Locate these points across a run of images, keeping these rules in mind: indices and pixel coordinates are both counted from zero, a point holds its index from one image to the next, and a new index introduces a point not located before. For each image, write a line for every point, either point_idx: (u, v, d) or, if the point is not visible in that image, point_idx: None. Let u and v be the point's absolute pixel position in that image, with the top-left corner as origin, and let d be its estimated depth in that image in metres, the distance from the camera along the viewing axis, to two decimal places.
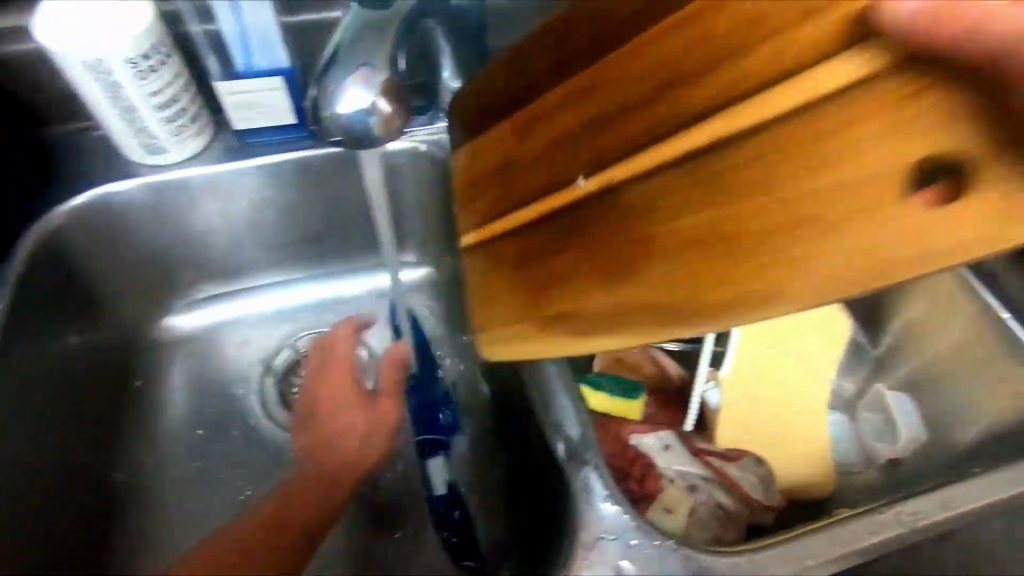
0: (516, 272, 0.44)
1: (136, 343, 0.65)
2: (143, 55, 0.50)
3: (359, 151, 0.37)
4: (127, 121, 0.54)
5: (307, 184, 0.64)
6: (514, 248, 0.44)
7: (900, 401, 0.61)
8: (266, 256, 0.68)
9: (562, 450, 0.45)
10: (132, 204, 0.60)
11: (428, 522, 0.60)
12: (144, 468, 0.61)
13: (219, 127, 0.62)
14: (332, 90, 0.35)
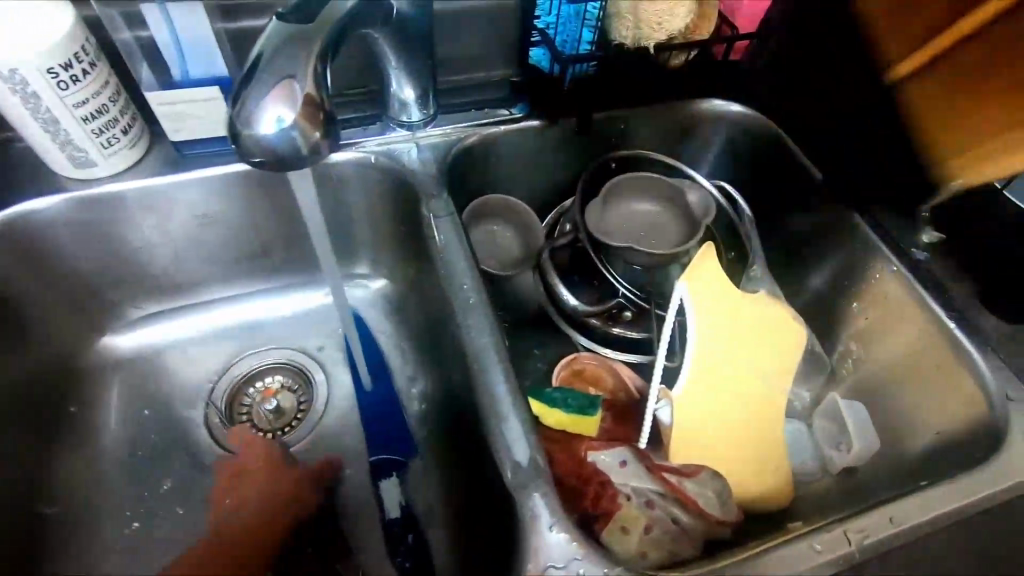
0: (858, 150, 0.64)
1: (70, 366, 0.62)
2: (65, 64, 0.47)
3: (283, 169, 0.35)
4: (51, 134, 0.51)
5: (251, 197, 0.62)
6: (870, 130, 0.63)
7: (854, 409, 0.61)
8: (212, 271, 0.66)
9: (510, 476, 0.45)
10: (59, 221, 0.56)
11: (381, 549, 0.57)
12: (77, 500, 0.57)
13: (156, 138, 0.60)
14: (250, 108, 0.33)
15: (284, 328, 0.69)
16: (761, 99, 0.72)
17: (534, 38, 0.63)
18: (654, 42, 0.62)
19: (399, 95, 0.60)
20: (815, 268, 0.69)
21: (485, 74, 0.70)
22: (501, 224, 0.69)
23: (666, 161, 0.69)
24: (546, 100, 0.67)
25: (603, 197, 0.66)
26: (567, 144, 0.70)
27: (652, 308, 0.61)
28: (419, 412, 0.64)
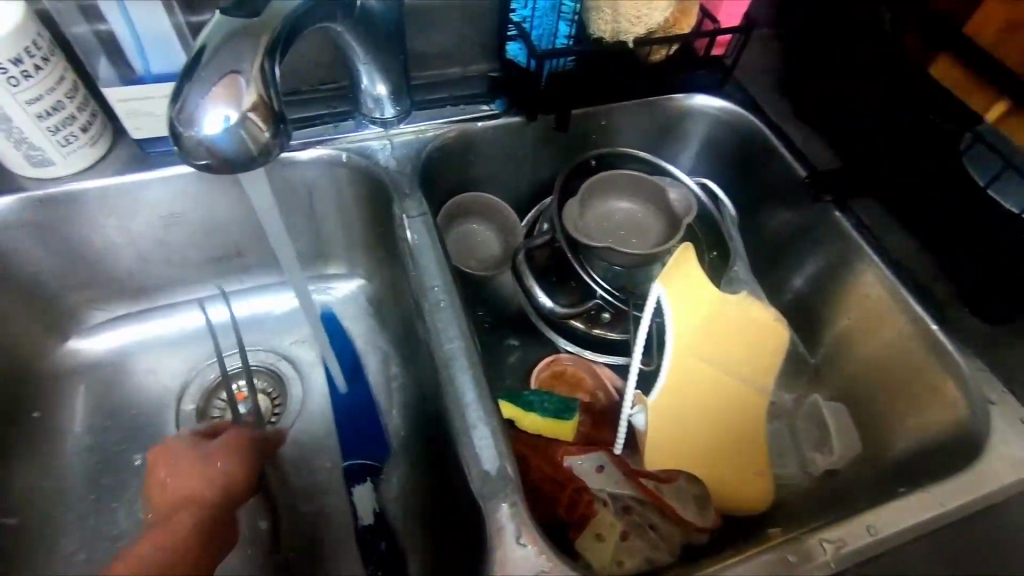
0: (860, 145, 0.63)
1: (32, 371, 0.60)
2: (15, 59, 0.45)
3: (231, 170, 0.34)
4: (4, 132, 0.49)
5: (219, 197, 0.60)
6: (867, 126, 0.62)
7: (836, 411, 0.61)
8: (179, 273, 0.64)
9: (477, 485, 0.43)
10: (15, 222, 0.54)
11: (354, 556, 0.56)
12: (39, 507, 0.56)
13: (119, 135, 0.58)
14: (192, 106, 0.31)
15: (256, 330, 0.67)
16: (744, 94, 0.71)
17: (511, 32, 0.61)
18: (633, 36, 0.60)
19: (372, 91, 0.59)
20: (798, 267, 0.68)
21: (461, 69, 0.69)
22: (479, 222, 0.68)
23: (646, 158, 0.67)
24: (522, 98, 0.65)
25: (581, 196, 0.64)
26: (547, 141, 0.69)
27: (630, 310, 0.60)
28: (394, 417, 0.63)
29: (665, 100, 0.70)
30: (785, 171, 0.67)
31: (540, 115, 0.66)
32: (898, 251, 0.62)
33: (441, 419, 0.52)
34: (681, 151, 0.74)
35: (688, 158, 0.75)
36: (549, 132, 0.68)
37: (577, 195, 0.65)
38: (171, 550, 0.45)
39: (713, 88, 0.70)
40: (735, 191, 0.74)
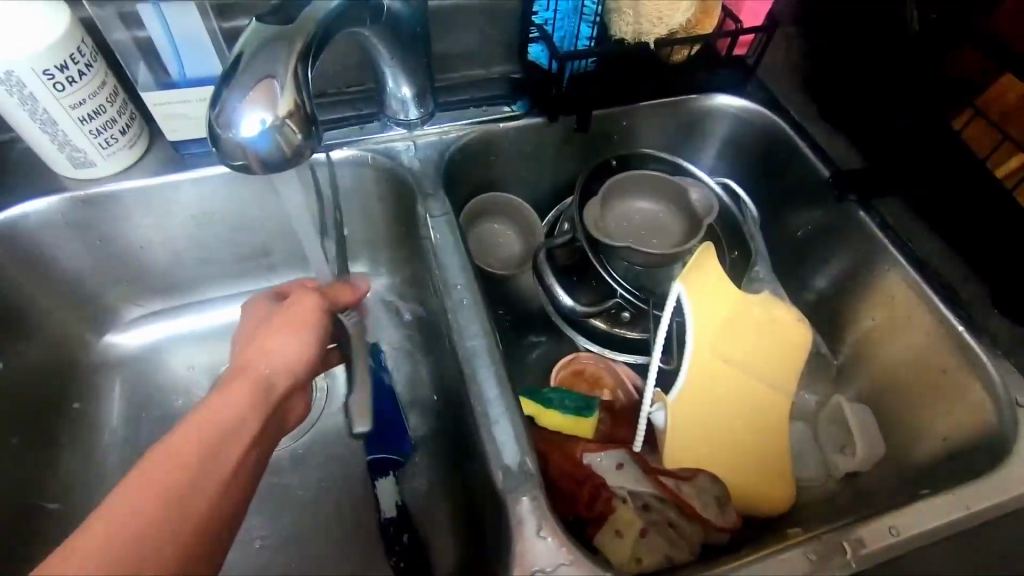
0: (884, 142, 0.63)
1: (72, 364, 0.63)
2: (61, 65, 0.48)
3: (263, 170, 0.35)
4: (49, 134, 0.51)
5: (249, 195, 0.62)
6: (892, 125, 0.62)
7: (858, 412, 0.60)
8: (211, 270, 0.67)
9: (500, 479, 0.44)
10: (58, 221, 0.57)
11: (378, 548, 0.58)
12: (80, 495, 0.58)
13: (155, 138, 0.60)
14: (229, 109, 0.33)
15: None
16: (766, 94, 0.71)
17: (533, 34, 0.62)
18: (654, 37, 0.61)
19: (397, 93, 0.60)
20: (821, 267, 0.68)
21: (484, 70, 0.70)
22: (501, 223, 0.69)
23: (667, 159, 0.68)
24: (544, 100, 0.66)
25: (602, 196, 0.65)
26: (568, 142, 0.70)
27: (650, 309, 0.60)
28: (418, 413, 0.64)
29: (686, 100, 0.70)
30: (808, 171, 0.66)
31: (562, 116, 0.67)
32: (925, 251, 0.61)
33: (464, 414, 0.53)
34: (702, 151, 0.74)
35: (709, 158, 0.75)
36: (570, 132, 0.68)
37: (599, 194, 0.65)
38: (235, 418, 0.41)
39: (736, 87, 0.70)
40: (757, 191, 0.74)
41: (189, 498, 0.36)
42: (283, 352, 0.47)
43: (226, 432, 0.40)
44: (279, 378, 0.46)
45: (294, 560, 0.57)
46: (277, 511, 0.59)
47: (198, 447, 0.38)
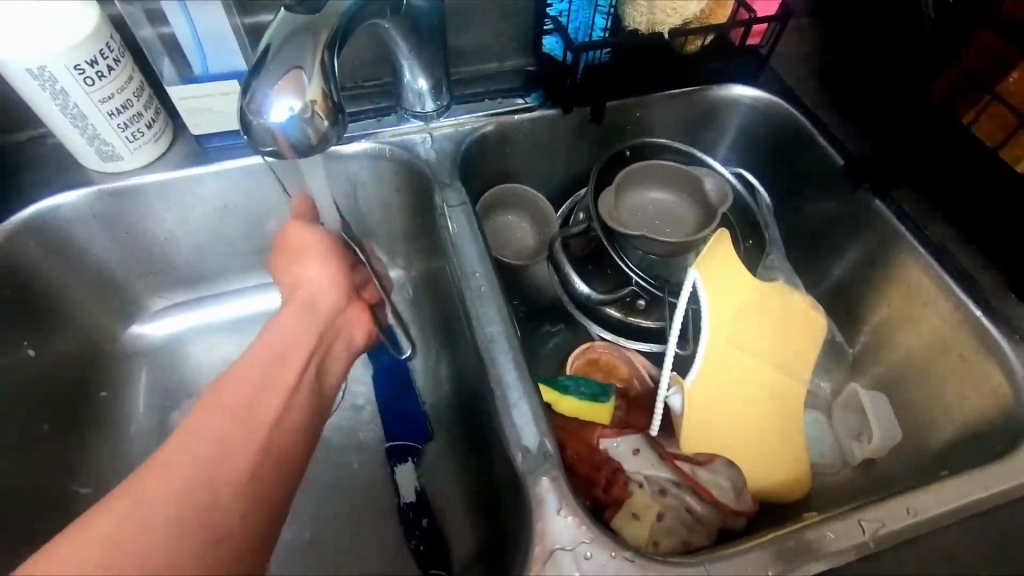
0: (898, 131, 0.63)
1: (100, 354, 0.65)
2: (91, 60, 0.49)
3: (290, 155, 0.36)
4: (79, 128, 0.53)
5: (270, 187, 0.63)
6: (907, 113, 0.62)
7: (875, 399, 0.60)
8: (231, 262, 0.68)
9: (520, 462, 0.45)
10: (86, 213, 0.58)
11: (398, 533, 0.59)
12: (109, 480, 0.60)
13: (179, 132, 0.61)
14: (259, 96, 0.34)
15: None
16: (780, 84, 0.71)
17: (547, 26, 0.63)
18: (668, 28, 0.61)
19: (414, 86, 0.61)
20: (836, 256, 0.68)
21: (497, 64, 0.70)
22: (515, 214, 0.70)
23: (681, 148, 0.68)
24: (558, 92, 0.67)
25: (616, 186, 0.65)
26: (582, 133, 0.70)
27: (665, 297, 0.60)
28: (436, 401, 0.65)
29: (699, 91, 0.70)
30: (823, 160, 0.66)
31: (575, 107, 0.67)
32: (943, 238, 0.61)
33: (482, 398, 0.54)
34: (715, 142, 0.75)
35: (723, 149, 0.75)
36: (584, 123, 0.69)
37: (613, 183, 0.66)
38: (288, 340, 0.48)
39: (749, 78, 0.70)
40: (771, 181, 0.74)
41: (258, 399, 0.42)
42: (310, 277, 0.55)
43: (282, 349, 0.47)
44: (320, 298, 0.54)
45: (316, 544, 0.58)
46: (300, 497, 0.60)
47: (263, 364, 0.44)
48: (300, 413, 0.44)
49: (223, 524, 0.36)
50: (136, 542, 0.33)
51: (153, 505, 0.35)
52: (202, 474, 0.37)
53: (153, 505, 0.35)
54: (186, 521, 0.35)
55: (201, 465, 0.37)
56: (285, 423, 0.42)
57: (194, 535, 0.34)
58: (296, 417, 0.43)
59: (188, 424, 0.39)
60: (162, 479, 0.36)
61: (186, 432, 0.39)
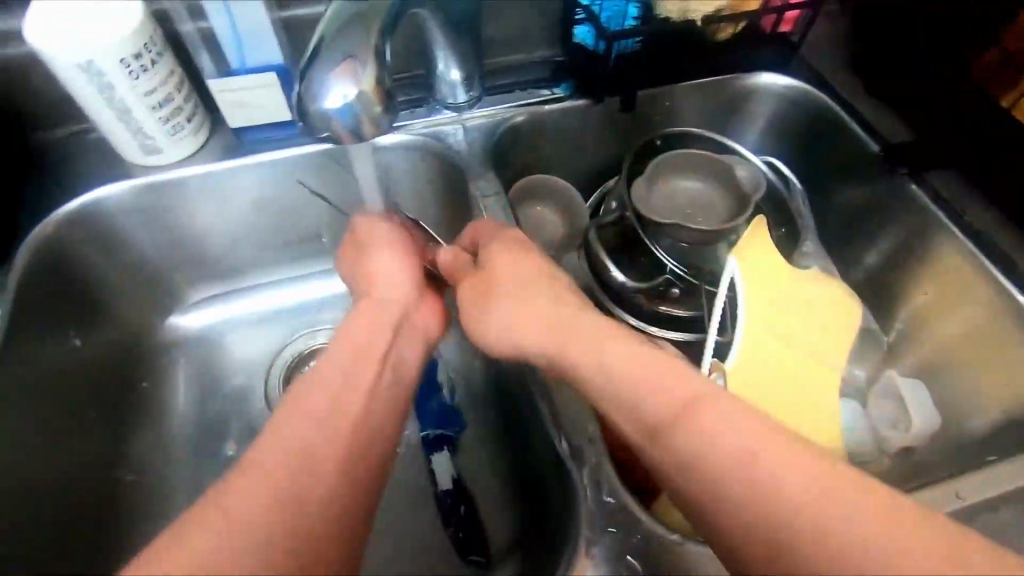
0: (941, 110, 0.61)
1: (140, 345, 0.66)
2: (136, 55, 0.50)
3: (345, 140, 0.37)
4: (123, 122, 0.54)
5: (305, 180, 0.64)
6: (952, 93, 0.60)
7: (913, 388, 0.60)
8: (266, 255, 0.69)
9: (565, 448, 0.46)
10: (128, 206, 0.60)
11: (435, 520, 0.59)
12: (152, 468, 0.61)
13: (216, 125, 0.62)
14: (315, 81, 0.34)
15: (330, 308, 0.71)
16: (811, 72, 0.70)
17: (579, 15, 0.63)
18: (701, 14, 0.62)
19: (447, 76, 0.61)
20: (869, 243, 0.68)
21: (527, 54, 0.70)
22: (543, 204, 0.70)
23: (714, 137, 0.68)
24: (588, 82, 0.67)
25: (648, 175, 0.65)
26: (612, 123, 0.70)
27: (702, 285, 0.61)
28: (470, 392, 0.66)
29: (730, 79, 0.70)
30: (857, 147, 0.66)
31: (606, 97, 0.67)
32: (982, 224, 0.60)
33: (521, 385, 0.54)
34: (745, 131, 0.74)
35: (753, 138, 0.75)
36: (615, 113, 0.69)
37: (644, 173, 0.66)
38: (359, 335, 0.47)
39: (780, 65, 0.70)
40: (802, 169, 0.73)
41: (352, 398, 0.42)
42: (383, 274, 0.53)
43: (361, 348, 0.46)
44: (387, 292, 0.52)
45: None
46: None
47: (338, 367, 0.43)
48: (389, 409, 0.43)
49: (313, 543, 0.34)
50: (244, 536, 0.33)
51: (259, 499, 0.34)
52: (302, 471, 0.36)
53: (256, 497, 0.34)
54: (275, 543, 0.33)
55: (302, 464, 0.36)
56: (378, 420, 0.42)
57: (297, 546, 0.34)
58: (389, 417, 0.43)
59: (283, 418, 0.39)
60: (249, 497, 0.34)
61: (285, 427, 0.38)
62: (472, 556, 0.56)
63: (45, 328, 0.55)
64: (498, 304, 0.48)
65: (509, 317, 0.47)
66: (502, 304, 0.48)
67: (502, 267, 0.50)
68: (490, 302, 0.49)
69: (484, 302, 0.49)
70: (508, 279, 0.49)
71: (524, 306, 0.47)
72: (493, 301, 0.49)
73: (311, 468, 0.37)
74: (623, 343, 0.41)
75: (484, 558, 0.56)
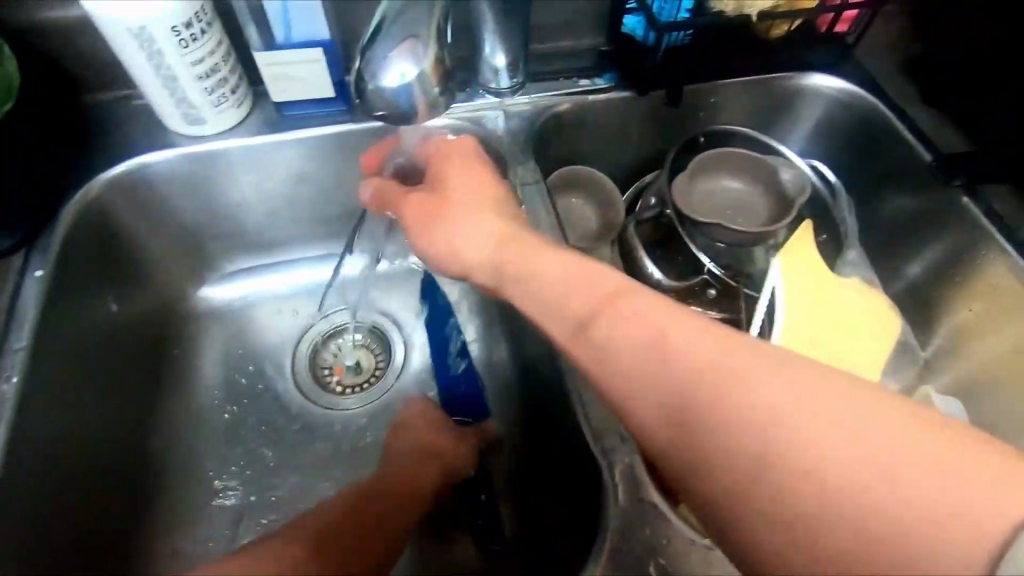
0: None
1: (174, 312, 0.67)
2: (187, 23, 0.50)
3: (397, 124, 0.39)
4: (168, 90, 0.54)
5: (342, 158, 0.64)
6: None
7: (949, 402, 0.58)
8: (301, 231, 0.69)
9: (597, 443, 0.46)
10: (167, 175, 0.60)
11: (453, 507, 0.60)
12: (180, 433, 0.62)
13: (259, 98, 0.62)
14: (377, 60, 0.35)
15: (398, 300, 0.71)
16: (865, 74, 0.68)
17: (631, 4, 0.62)
18: (757, 9, 0.59)
19: (492, 61, 0.60)
20: (913, 255, 0.66)
21: (572, 42, 0.69)
22: (580, 196, 0.68)
23: (759, 138, 0.66)
24: (635, 73, 0.66)
25: (690, 172, 0.65)
26: (655, 117, 0.69)
27: (741, 288, 0.61)
28: (489, 384, 0.66)
29: (775, 79, 0.68)
30: (908, 156, 0.64)
31: (651, 91, 0.66)
32: None
33: (553, 380, 0.54)
34: (791, 132, 0.73)
35: (799, 140, 0.73)
36: (660, 107, 0.68)
37: (686, 170, 0.65)
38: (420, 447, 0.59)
39: (833, 65, 0.68)
40: (849, 173, 0.71)
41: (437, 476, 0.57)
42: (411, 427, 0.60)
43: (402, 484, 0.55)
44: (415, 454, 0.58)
45: None
46: (363, 461, 0.62)
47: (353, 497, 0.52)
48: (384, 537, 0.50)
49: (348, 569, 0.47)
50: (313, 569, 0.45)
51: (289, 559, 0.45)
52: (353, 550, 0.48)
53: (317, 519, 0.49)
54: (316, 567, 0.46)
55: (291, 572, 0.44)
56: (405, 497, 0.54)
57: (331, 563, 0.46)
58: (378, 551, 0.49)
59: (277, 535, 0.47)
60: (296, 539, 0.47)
61: None
62: (489, 544, 0.58)
63: (86, 292, 0.56)
64: (619, 315, 0.37)
65: (630, 351, 0.35)
66: (626, 308, 0.37)
67: (685, 330, 0.35)
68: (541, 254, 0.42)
69: (431, 229, 0.49)
70: (555, 267, 0.41)
71: (605, 298, 0.38)
72: (572, 284, 0.39)
73: (343, 535, 0.49)
74: (769, 367, 0.32)
75: (501, 546, 0.58)
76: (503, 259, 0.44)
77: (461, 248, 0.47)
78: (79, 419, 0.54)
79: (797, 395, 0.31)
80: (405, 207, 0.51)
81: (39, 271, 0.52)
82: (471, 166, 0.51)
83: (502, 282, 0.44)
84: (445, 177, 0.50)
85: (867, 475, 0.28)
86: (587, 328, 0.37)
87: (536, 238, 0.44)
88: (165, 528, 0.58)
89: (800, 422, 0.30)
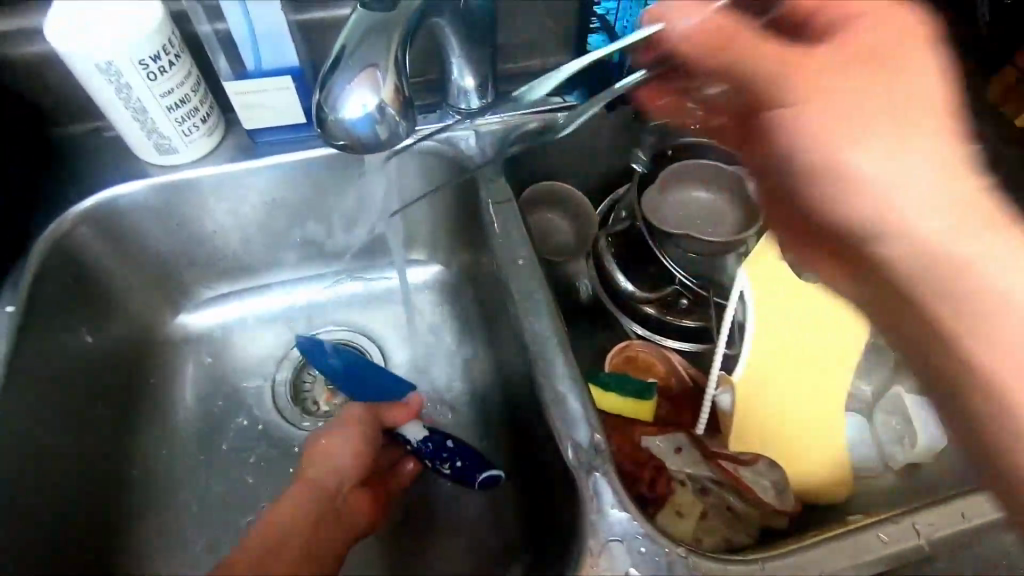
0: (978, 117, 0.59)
1: (151, 341, 0.66)
2: (154, 56, 0.50)
3: (359, 152, 0.39)
4: (139, 122, 0.54)
5: (315, 182, 0.64)
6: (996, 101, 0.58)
7: (922, 409, 0.56)
8: (278, 254, 0.69)
9: (572, 455, 0.46)
10: (139, 205, 0.60)
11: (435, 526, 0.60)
12: (157, 463, 0.62)
13: (231, 126, 0.63)
14: (337, 92, 0.36)
15: (378, 321, 0.71)
16: None
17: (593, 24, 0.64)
18: None
19: (461, 82, 0.60)
20: None
21: (542, 61, 0.70)
22: (554, 211, 0.69)
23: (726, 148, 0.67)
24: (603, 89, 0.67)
25: (659, 185, 0.66)
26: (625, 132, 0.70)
27: (711, 297, 0.62)
28: (469, 401, 0.66)
29: None
30: None
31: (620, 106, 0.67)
32: None
33: (530, 394, 0.54)
34: None
35: None
36: (629, 122, 0.69)
37: (655, 183, 0.66)
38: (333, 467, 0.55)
39: None
40: None
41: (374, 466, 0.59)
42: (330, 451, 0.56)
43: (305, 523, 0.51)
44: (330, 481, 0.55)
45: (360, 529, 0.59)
46: None
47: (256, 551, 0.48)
48: None
49: None
50: None
51: None
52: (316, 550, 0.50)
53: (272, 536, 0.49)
54: None
55: None
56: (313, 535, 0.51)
57: None
58: None
59: None
60: None
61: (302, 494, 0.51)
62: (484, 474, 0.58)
63: (57, 325, 0.56)
64: (899, 200, 0.36)
65: (920, 197, 0.35)
66: (913, 150, 0.36)
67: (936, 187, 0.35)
68: (908, 151, 0.36)
69: (857, 128, 0.36)
70: (877, 140, 0.36)
71: (933, 198, 0.35)
72: (888, 135, 0.36)
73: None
74: (983, 231, 0.35)
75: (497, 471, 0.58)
76: (956, 223, 0.35)
77: (862, 173, 0.36)
78: (52, 453, 0.54)
79: (950, 222, 0.35)
80: (752, 56, 0.38)
81: (8, 306, 0.52)
82: (895, 10, 0.37)
83: (950, 237, 0.35)
84: (860, 54, 0.37)
85: (1008, 366, 0.34)
86: (889, 213, 0.36)
87: (940, 150, 0.36)
88: (143, 559, 0.58)
89: (1004, 292, 0.34)
